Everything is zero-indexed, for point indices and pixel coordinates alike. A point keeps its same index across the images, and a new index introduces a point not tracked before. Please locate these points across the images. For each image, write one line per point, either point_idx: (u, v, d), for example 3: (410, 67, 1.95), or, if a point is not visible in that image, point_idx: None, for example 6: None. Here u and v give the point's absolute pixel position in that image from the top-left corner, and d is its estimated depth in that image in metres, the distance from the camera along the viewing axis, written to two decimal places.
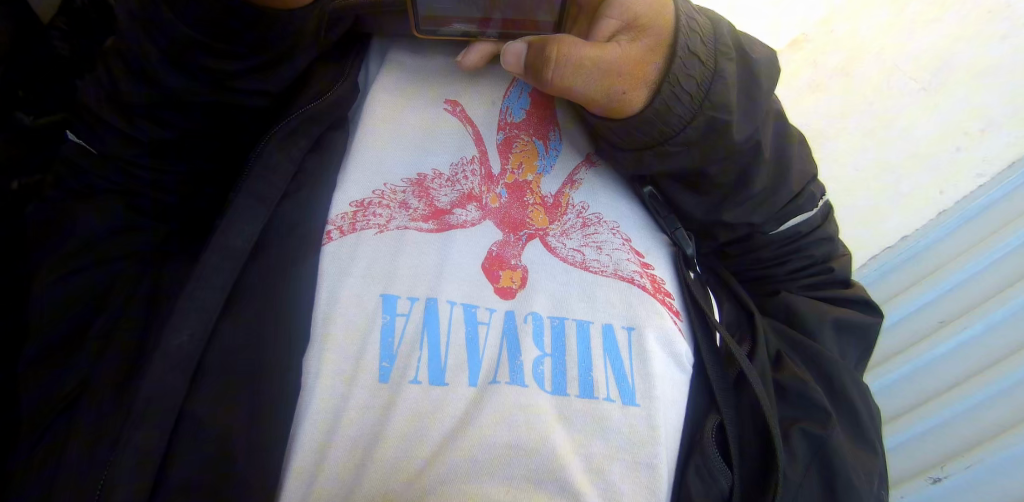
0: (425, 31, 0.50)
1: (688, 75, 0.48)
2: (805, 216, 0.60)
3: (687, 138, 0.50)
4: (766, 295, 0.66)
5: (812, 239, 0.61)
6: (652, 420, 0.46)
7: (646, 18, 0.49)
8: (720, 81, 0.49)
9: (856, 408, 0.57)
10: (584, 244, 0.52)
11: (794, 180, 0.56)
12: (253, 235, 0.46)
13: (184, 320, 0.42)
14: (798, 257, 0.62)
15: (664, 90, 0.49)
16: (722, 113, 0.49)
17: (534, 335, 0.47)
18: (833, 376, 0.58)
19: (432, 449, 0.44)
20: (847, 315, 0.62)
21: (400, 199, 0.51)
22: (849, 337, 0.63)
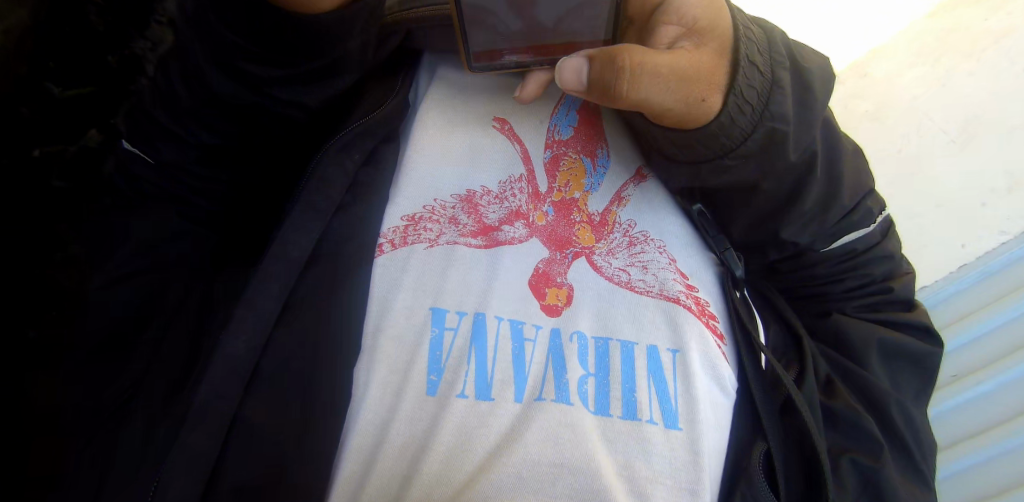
0: (477, 68, 0.53)
1: (751, 84, 0.48)
2: (861, 233, 0.58)
3: (743, 151, 0.50)
4: (817, 315, 0.63)
5: (870, 256, 0.59)
6: (695, 445, 0.46)
7: (706, 27, 0.49)
8: (779, 90, 0.48)
9: (906, 441, 0.56)
10: (630, 263, 0.52)
11: (847, 193, 0.54)
12: (308, 246, 0.48)
13: (245, 329, 0.44)
14: (854, 276, 0.60)
15: (733, 98, 0.48)
16: (778, 124, 0.49)
17: (579, 354, 0.48)
18: (883, 404, 0.57)
19: (477, 463, 0.45)
20: (900, 341, 0.60)
21: (449, 214, 0.52)
22: (904, 364, 0.61)
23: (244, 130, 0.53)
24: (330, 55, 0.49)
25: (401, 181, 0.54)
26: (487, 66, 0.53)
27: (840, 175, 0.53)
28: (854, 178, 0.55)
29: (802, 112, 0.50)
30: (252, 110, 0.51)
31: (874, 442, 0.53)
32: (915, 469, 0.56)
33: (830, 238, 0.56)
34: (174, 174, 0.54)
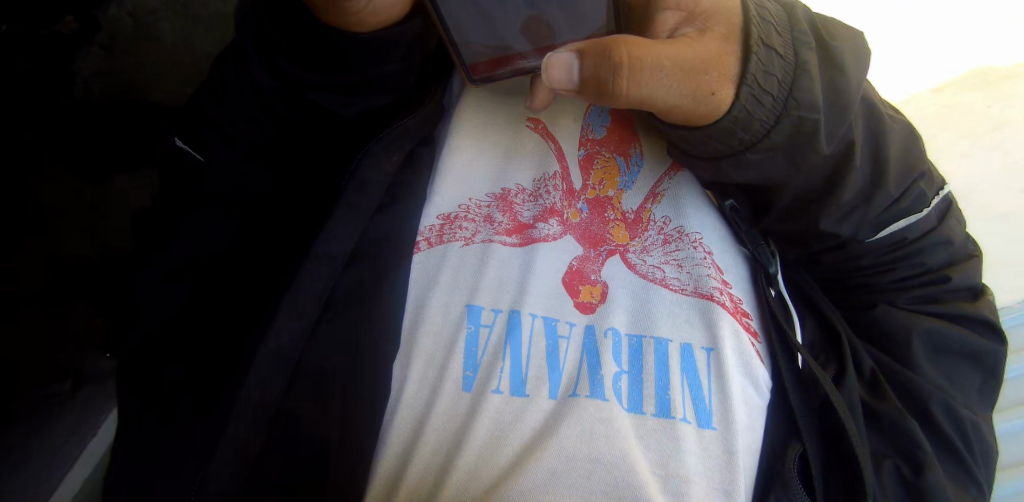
0: (479, 81, 0.52)
1: (767, 73, 0.46)
2: (916, 218, 0.55)
3: (770, 142, 0.48)
4: (860, 309, 0.61)
5: (921, 243, 0.56)
6: (729, 446, 0.46)
7: (710, 15, 0.47)
8: (804, 74, 0.46)
9: (954, 445, 0.54)
10: (664, 261, 0.52)
11: (892, 182, 0.52)
12: (349, 245, 0.51)
13: (290, 323, 0.47)
14: (903, 265, 0.57)
15: (744, 88, 0.46)
16: (811, 109, 0.46)
17: (613, 351, 0.48)
18: (926, 403, 0.56)
19: (510, 457, 0.46)
20: (951, 336, 0.58)
21: (485, 213, 0.53)
22: (955, 360, 0.59)
23: (289, 136, 0.56)
24: (364, 73, 0.51)
25: (438, 178, 0.55)
26: (485, 78, 0.52)
27: (882, 162, 0.51)
28: (903, 165, 0.53)
29: (839, 97, 0.48)
30: (296, 119, 0.54)
31: (917, 445, 0.51)
32: (961, 469, 0.54)
33: (877, 227, 0.54)
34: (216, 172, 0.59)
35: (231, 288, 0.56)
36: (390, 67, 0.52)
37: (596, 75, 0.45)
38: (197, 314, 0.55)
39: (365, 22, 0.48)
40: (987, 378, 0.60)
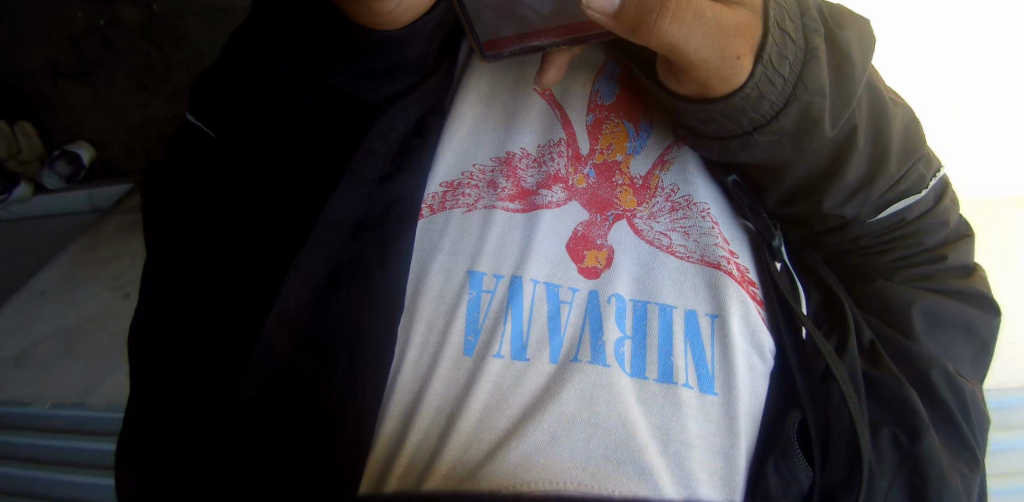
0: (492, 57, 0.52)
1: (780, 51, 0.45)
2: (915, 199, 0.54)
3: (783, 119, 0.46)
4: (857, 280, 0.61)
5: (919, 223, 0.56)
6: (729, 413, 0.46)
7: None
8: (814, 60, 0.46)
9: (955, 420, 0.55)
10: (670, 228, 0.51)
11: (896, 162, 0.51)
12: (353, 212, 0.52)
13: (295, 285, 0.48)
14: (897, 245, 0.57)
15: (762, 63, 0.44)
16: (820, 91, 0.46)
17: (616, 316, 0.48)
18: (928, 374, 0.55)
19: (509, 423, 0.46)
20: (949, 311, 0.58)
21: (489, 179, 0.53)
22: (951, 334, 0.59)
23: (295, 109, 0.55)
24: (387, 60, 0.50)
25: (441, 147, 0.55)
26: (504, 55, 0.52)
27: (885, 142, 0.50)
28: (903, 143, 0.52)
29: (845, 76, 0.47)
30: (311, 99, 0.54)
31: (914, 412, 0.51)
32: (959, 440, 0.55)
33: (877, 208, 0.53)
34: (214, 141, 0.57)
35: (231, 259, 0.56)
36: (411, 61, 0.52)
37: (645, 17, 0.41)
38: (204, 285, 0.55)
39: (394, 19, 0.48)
40: (978, 348, 0.60)
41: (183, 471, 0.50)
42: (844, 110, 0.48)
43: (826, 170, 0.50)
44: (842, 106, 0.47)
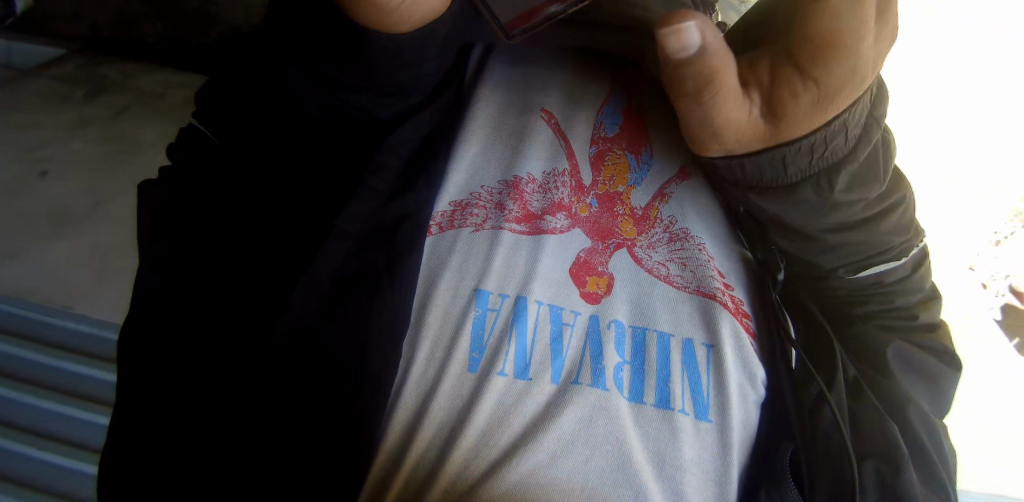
0: (516, 38, 0.49)
1: (819, 148, 0.44)
2: (895, 263, 0.55)
3: (787, 190, 0.47)
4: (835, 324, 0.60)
5: (897, 285, 0.57)
6: (723, 439, 0.48)
7: (848, 76, 0.39)
8: (782, 189, 0.47)
9: (934, 466, 0.56)
10: (669, 258, 0.53)
11: (879, 223, 0.51)
12: (364, 225, 0.53)
13: (304, 295, 0.50)
14: (876, 303, 0.58)
15: (788, 150, 0.44)
16: (826, 190, 0.47)
17: (616, 342, 0.49)
18: (907, 419, 0.56)
19: (510, 440, 0.47)
20: (919, 361, 0.58)
21: (496, 200, 0.54)
22: (917, 380, 0.59)
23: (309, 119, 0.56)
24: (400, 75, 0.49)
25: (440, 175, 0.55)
26: (526, 34, 0.49)
27: (870, 220, 0.51)
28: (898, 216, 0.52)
29: (827, 203, 0.48)
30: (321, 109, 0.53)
31: (898, 449, 0.52)
32: (932, 475, 0.56)
33: (854, 267, 0.54)
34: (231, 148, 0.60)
35: (238, 262, 0.56)
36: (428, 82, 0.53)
37: (700, 87, 0.38)
38: (201, 290, 0.55)
39: (405, 18, 0.43)
40: (937, 400, 0.61)
41: (164, 476, 0.49)
42: (851, 209, 0.49)
43: (815, 236, 0.51)
44: (839, 208, 0.48)
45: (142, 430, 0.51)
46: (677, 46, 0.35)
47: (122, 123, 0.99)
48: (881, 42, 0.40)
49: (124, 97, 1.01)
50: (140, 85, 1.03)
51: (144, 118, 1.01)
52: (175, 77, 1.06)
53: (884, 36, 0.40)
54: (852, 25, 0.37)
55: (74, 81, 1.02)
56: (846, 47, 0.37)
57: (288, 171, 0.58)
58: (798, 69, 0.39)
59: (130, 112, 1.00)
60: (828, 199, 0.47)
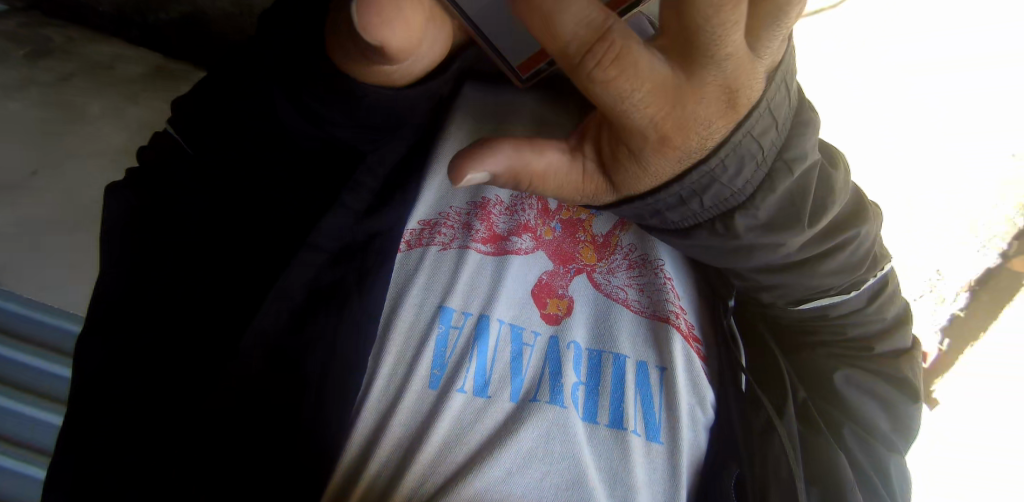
0: (530, 82, 0.47)
1: (697, 193, 0.44)
2: (841, 298, 0.55)
3: (683, 231, 0.48)
4: (790, 349, 0.63)
5: (847, 317, 0.57)
6: (672, 459, 0.51)
7: (674, 125, 0.39)
8: (687, 229, 0.47)
9: (873, 483, 0.60)
10: (628, 283, 0.55)
11: (818, 264, 0.51)
12: (337, 240, 0.52)
13: (277, 306, 0.50)
14: (827, 332, 0.59)
15: (661, 196, 0.44)
16: (727, 235, 0.47)
17: (573, 363, 0.51)
18: (844, 439, 0.61)
19: (467, 454, 0.49)
20: (870, 386, 0.60)
21: (464, 222, 0.55)
22: (873, 405, 0.60)
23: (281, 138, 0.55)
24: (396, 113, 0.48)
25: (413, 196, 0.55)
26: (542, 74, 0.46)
27: (809, 259, 0.51)
28: (846, 256, 0.53)
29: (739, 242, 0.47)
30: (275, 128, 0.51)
31: (840, 472, 0.55)
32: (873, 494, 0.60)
33: (799, 299, 0.54)
34: (206, 162, 0.60)
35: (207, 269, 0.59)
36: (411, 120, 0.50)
37: (510, 182, 0.40)
38: (184, 305, 0.58)
39: (407, 72, 0.43)
40: (897, 424, 0.61)
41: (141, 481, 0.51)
42: (768, 254, 0.48)
43: (741, 273, 0.52)
44: (755, 252, 0.48)
45: (119, 443, 0.53)
46: (459, 186, 0.38)
47: (67, 93, 0.85)
48: (716, 99, 0.39)
49: (70, 63, 0.87)
50: (87, 54, 0.88)
51: (86, 89, 0.86)
52: (126, 50, 0.91)
53: (719, 96, 0.39)
54: (645, 92, 0.37)
55: (15, 38, 0.86)
56: (627, 111, 0.37)
57: (254, 177, 0.58)
58: (620, 129, 0.39)
59: (71, 82, 0.86)
60: (729, 245, 0.48)
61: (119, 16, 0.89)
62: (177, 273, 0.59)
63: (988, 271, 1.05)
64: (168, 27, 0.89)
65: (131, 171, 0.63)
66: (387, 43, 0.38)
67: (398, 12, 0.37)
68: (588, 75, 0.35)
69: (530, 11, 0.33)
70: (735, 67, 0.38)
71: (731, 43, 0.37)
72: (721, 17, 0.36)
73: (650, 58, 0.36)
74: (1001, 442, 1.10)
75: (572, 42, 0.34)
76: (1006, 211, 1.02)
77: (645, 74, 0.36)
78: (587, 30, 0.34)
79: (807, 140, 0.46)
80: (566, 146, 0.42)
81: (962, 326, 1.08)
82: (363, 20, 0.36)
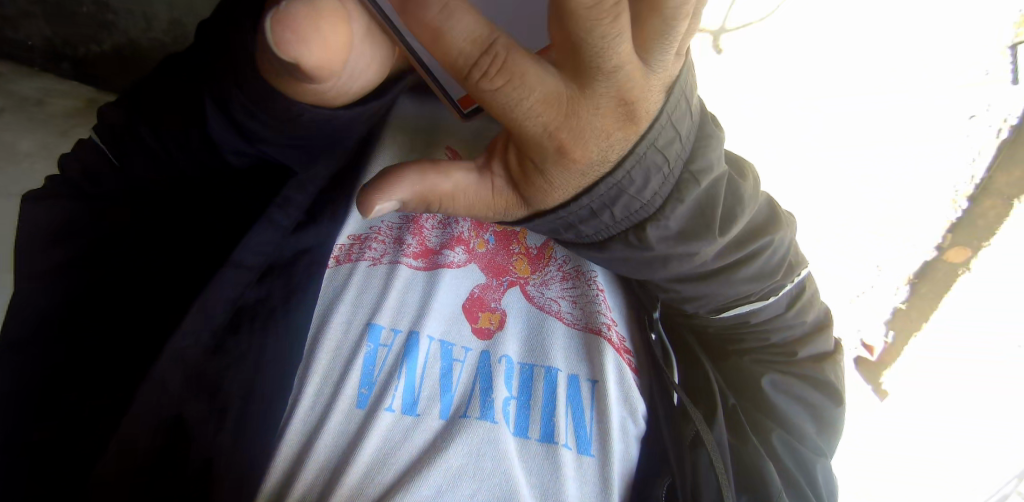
0: (471, 116, 0.43)
1: (609, 206, 0.43)
2: (761, 304, 0.56)
3: (597, 246, 0.47)
4: (722, 359, 0.64)
5: (770, 323, 0.59)
6: (604, 473, 0.52)
7: (570, 135, 0.38)
8: (608, 242, 0.46)
9: (804, 494, 0.60)
10: (561, 295, 0.55)
11: (731, 274, 0.52)
12: (263, 254, 0.48)
13: (195, 327, 0.46)
14: (750, 339, 0.60)
15: (574, 210, 0.43)
16: (641, 246, 0.46)
17: (504, 377, 0.51)
18: (774, 447, 0.61)
19: (395, 475, 0.48)
20: (795, 390, 0.61)
21: (396, 235, 0.54)
22: (798, 407, 0.62)
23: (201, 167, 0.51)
24: (323, 132, 0.43)
25: (346, 208, 0.53)
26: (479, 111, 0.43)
27: (723, 270, 0.52)
28: (760, 268, 0.54)
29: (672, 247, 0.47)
30: (197, 143, 0.47)
31: (767, 478, 0.56)
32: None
33: (721, 307, 0.55)
34: (130, 178, 0.56)
35: (131, 286, 0.55)
36: (349, 141, 0.46)
37: (420, 206, 0.40)
38: (104, 331, 0.54)
39: (345, 92, 0.40)
40: (823, 426, 0.63)
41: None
42: (687, 264, 0.48)
43: (663, 284, 0.52)
44: (671, 261, 0.48)
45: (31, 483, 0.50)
46: (369, 216, 0.38)
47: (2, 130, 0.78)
48: (612, 111, 0.38)
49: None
50: (17, 90, 0.82)
51: (15, 124, 0.80)
52: (57, 83, 0.86)
53: (615, 108, 0.38)
54: (536, 100, 0.36)
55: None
56: (518, 120, 0.36)
57: (183, 191, 0.55)
58: (520, 141, 0.38)
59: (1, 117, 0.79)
60: (646, 256, 0.47)
61: (50, 50, 0.84)
62: (98, 293, 0.55)
63: (924, 265, 1.03)
64: (101, 59, 0.86)
65: (56, 179, 0.58)
66: (303, 62, 0.34)
67: (315, 29, 0.33)
68: (477, 86, 0.35)
69: (416, 23, 0.33)
70: (628, 76, 0.37)
71: (618, 55, 0.35)
72: (602, 30, 0.33)
73: (537, 68, 0.35)
74: (927, 451, 1.13)
75: (459, 55, 0.33)
76: (943, 211, 0.99)
77: (534, 81, 0.35)
78: (471, 43, 0.33)
79: (713, 153, 0.46)
80: (474, 165, 0.41)
81: (906, 321, 1.08)
82: (275, 36, 0.33)
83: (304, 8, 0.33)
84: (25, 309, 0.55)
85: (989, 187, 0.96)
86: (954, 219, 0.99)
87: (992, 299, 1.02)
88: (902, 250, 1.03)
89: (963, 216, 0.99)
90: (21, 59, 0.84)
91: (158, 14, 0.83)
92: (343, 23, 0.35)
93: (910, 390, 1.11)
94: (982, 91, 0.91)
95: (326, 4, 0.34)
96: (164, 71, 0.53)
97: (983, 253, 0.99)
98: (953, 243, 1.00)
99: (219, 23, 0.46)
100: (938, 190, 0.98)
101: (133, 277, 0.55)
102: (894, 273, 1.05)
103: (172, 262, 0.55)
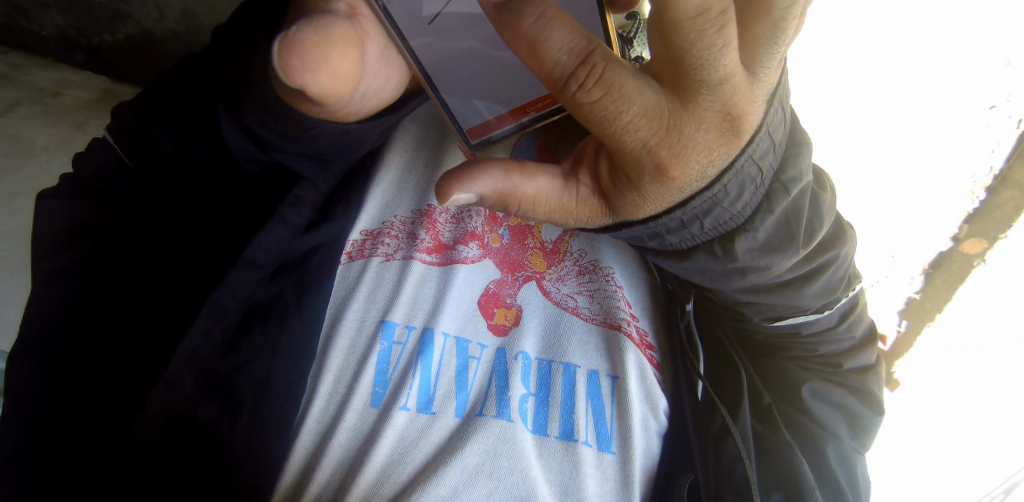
0: (478, 147, 0.47)
1: (700, 218, 0.41)
2: (815, 317, 0.54)
3: (681, 254, 0.45)
4: (758, 357, 0.62)
5: (822, 335, 0.57)
6: (624, 469, 0.50)
7: (670, 153, 0.35)
8: (696, 251, 0.44)
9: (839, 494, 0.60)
10: (578, 290, 0.53)
11: (811, 285, 0.51)
12: (274, 252, 0.47)
13: (208, 325, 0.45)
14: (796, 348, 0.58)
15: (671, 220, 0.41)
16: (725, 256, 0.44)
17: (522, 373, 0.50)
18: (813, 448, 0.60)
19: (409, 474, 0.47)
20: (836, 399, 0.60)
21: (409, 230, 0.53)
22: (836, 411, 0.60)
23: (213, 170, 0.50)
24: (337, 149, 0.42)
25: (356, 205, 0.52)
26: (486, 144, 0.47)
27: (786, 284, 0.50)
28: (826, 282, 0.52)
29: (763, 254, 0.45)
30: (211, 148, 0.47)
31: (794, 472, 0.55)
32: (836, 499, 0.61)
33: (774, 316, 0.54)
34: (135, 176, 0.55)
35: (144, 280, 0.54)
36: (363, 151, 0.45)
37: (498, 205, 0.37)
38: (118, 327, 0.53)
39: (358, 111, 0.39)
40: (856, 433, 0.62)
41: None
42: (763, 275, 0.47)
43: (726, 292, 0.50)
44: (749, 274, 0.46)
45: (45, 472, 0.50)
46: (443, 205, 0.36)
47: (6, 124, 0.81)
48: (717, 126, 0.35)
49: (12, 91, 0.82)
50: (32, 81, 0.83)
51: (30, 118, 0.82)
52: (69, 73, 0.86)
53: (720, 124, 0.35)
54: (636, 114, 0.34)
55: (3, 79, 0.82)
56: (618, 133, 0.34)
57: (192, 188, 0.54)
58: (616, 155, 0.36)
59: (15, 110, 0.81)
60: (728, 266, 0.45)
61: (63, 39, 0.83)
62: (110, 289, 0.54)
63: (938, 256, 1.00)
64: (115, 49, 0.85)
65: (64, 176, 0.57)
66: (311, 88, 0.33)
67: (326, 60, 0.32)
68: (573, 97, 0.33)
69: (511, 34, 0.32)
70: (733, 90, 0.34)
71: (725, 66, 0.33)
72: (704, 41, 0.31)
73: (638, 81, 0.33)
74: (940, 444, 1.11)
75: (556, 65, 0.32)
76: (959, 200, 0.96)
77: (633, 94, 0.33)
78: (567, 54, 0.32)
79: (802, 162, 0.44)
80: (561, 171, 0.39)
81: (918, 310, 1.04)
82: (282, 62, 0.31)
83: (313, 35, 0.31)
84: (36, 310, 0.54)
85: (1008, 178, 0.92)
86: (970, 210, 0.96)
87: (993, 286, 0.99)
88: (921, 245, 1.00)
89: (980, 208, 0.95)
90: (38, 50, 0.85)
91: (171, 3, 0.80)
92: (355, 47, 0.34)
93: (921, 381, 1.09)
94: (1004, 82, 0.88)
95: (339, 29, 0.33)
96: (179, 69, 0.52)
97: (1000, 245, 0.96)
98: (969, 235, 0.97)
99: (238, 22, 0.45)
100: (956, 180, 0.95)
101: (146, 275, 0.55)
102: (909, 264, 1.02)
103: (184, 259, 0.54)
